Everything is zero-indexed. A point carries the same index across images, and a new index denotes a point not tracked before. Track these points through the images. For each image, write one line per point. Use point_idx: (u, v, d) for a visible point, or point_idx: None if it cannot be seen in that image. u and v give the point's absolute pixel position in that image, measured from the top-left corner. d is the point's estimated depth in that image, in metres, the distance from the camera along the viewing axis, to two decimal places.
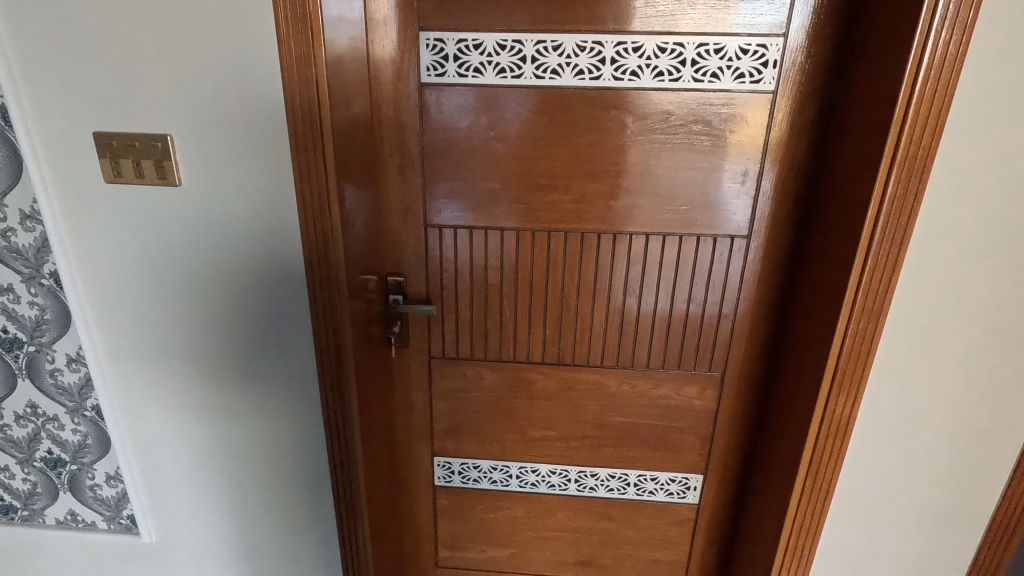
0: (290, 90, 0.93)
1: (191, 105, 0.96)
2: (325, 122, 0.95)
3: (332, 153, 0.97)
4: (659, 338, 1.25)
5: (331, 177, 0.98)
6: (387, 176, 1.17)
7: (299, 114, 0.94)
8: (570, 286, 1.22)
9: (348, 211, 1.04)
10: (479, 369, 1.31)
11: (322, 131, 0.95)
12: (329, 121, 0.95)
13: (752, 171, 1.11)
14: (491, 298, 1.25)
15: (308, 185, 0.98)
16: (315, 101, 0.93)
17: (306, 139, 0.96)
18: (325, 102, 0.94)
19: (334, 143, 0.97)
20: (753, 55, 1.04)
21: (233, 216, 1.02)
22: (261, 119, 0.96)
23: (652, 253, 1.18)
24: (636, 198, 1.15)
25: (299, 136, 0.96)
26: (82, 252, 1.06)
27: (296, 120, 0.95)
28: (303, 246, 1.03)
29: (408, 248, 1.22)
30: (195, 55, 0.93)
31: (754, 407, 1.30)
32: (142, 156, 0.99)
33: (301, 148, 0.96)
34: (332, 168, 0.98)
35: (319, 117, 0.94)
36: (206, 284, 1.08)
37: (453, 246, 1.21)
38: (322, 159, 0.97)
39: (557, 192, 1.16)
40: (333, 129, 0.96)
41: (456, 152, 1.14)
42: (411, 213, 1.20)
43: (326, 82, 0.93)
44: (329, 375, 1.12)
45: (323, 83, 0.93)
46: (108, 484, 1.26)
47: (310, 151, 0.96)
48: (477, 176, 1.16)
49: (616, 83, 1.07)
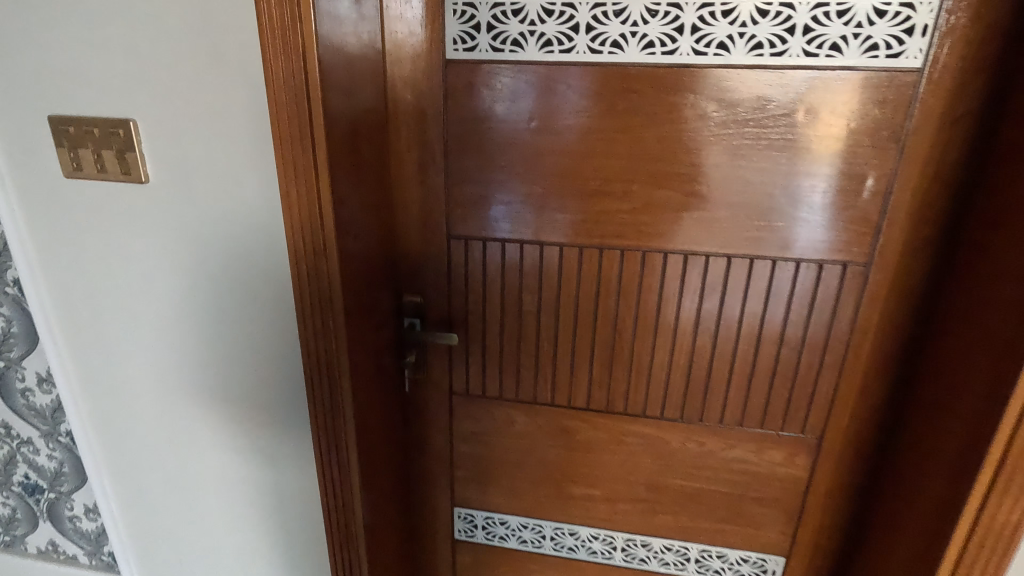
0: (270, 66, 0.72)
1: (156, 81, 0.76)
2: (318, 111, 0.73)
3: (327, 150, 0.76)
4: (738, 387, 0.98)
5: (327, 181, 0.77)
6: (403, 174, 0.96)
7: (284, 99, 0.73)
8: (625, 317, 0.97)
9: (348, 222, 0.84)
10: (508, 412, 1.08)
11: (313, 124, 0.74)
12: (320, 103, 0.73)
13: (881, 178, 0.83)
14: (526, 327, 1.01)
15: (298, 190, 0.78)
16: (306, 82, 0.72)
17: (290, 128, 0.74)
18: (319, 84, 0.72)
19: (330, 138, 0.76)
20: (892, 17, 0.76)
21: (214, 222, 0.84)
22: (237, 100, 0.75)
23: (735, 281, 0.92)
24: (718, 210, 0.88)
25: (282, 126, 0.74)
26: (48, 261, 0.90)
27: (281, 109, 0.74)
28: (291, 261, 0.83)
29: (428, 263, 1.01)
30: (158, 18, 0.73)
31: (859, 480, 1.01)
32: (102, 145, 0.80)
33: (288, 143, 0.75)
34: (328, 169, 0.77)
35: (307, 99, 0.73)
36: (183, 300, 0.90)
37: (482, 262, 0.99)
38: (313, 158, 0.76)
39: (613, 202, 0.91)
40: (329, 120, 0.75)
41: (487, 146, 0.92)
42: (432, 220, 0.98)
43: (318, 59, 0.71)
44: (324, 415, 0.92)
45: (313, 63, 0.71)
46: (87, 517, 1.12)
47: (300, 149, 0.75)
48: (513, 177, 0.93)
49: (697, 60, 0.81)
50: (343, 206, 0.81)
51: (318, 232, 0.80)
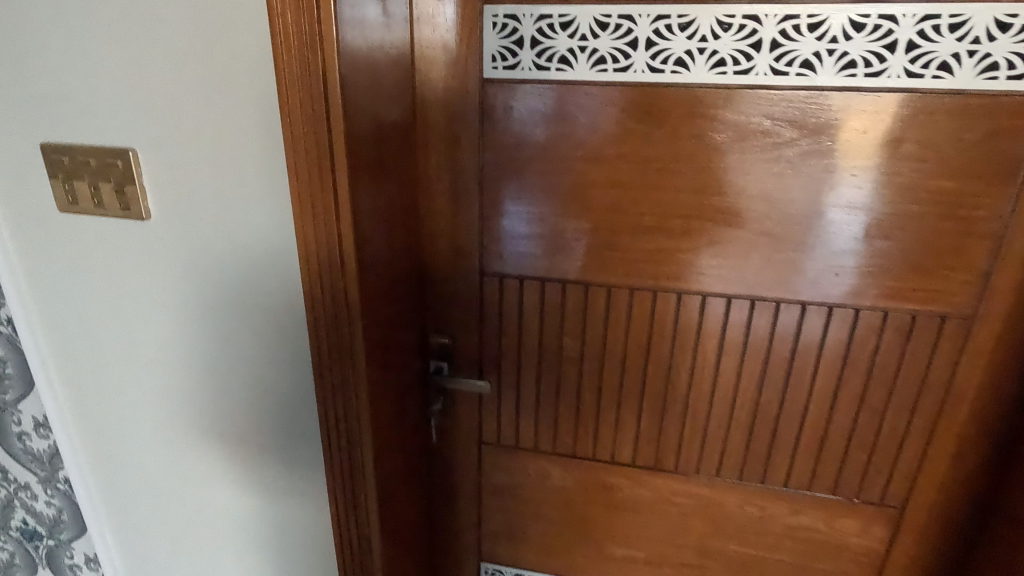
0: (284, 91, 0.62)
1: (156, 108, 0.67)
2: (339, 142, 0.63)
3: (349, 187, 0.65)
4: (807, 448, 0.86)
5: (348, 221, 0.67)
6: (432, 205, 0.86)
7: (300, 128, 0.63)
8: (680, 366, 0.86)
9: (371, 264, 0.73)
10: (544, 465, 0.98)
11: (332, 157, 0.64)
12: (342, 134, 0.63)
13: (990, 219, 0.71)
14: (567, 375, 0.91)
15: (314, 231, 0.68)
16: (325, 109, 0.62)
17: (307, 161, 0.64)
18: (341, 111, 0.62)
19: (352, 173, 0.66)
20: (1016, 32, 0.64)
21: (222, 262, 0.74)
22: (245, 129, 0.66)
23: (810, 331, 0.80)
24: (793, 251, 0.77)
25: (298, 159, 0.64)
26: (44, 301, 0.82)
27: (295, 139, 0.63)
28: (307, 309, 0.73)
29: (457, 302, 0.91)
30: (159, 33, 0.63)
31: (945, 556, 0.88)
32: (99, 176, 0.71)
33: (304, 178, 0.65)
34: (349, 208, 0.66)
35: (327, 129, 0.63)
36: (189, 345, 0.81)
37: (518, 303, 0.88)
38: (333, 195, 0.65)
39: (670, 240, 0.80)
40: (352, 153, 0.65)
41: (528, 176, 0.81)
42: (463, 255, 0.88)
43: (340, 84, 0.61)
44: (343, 475, 0.83)
45: (334, 86, 0.61)
46: (88, 566, 1.05)
47: (317, 185, 0.65)
48: (556, 210, 0.82)
49: (777, 80, 0.70)
50: (365, 247, 0.71)
51: (336, 278, 0.70)
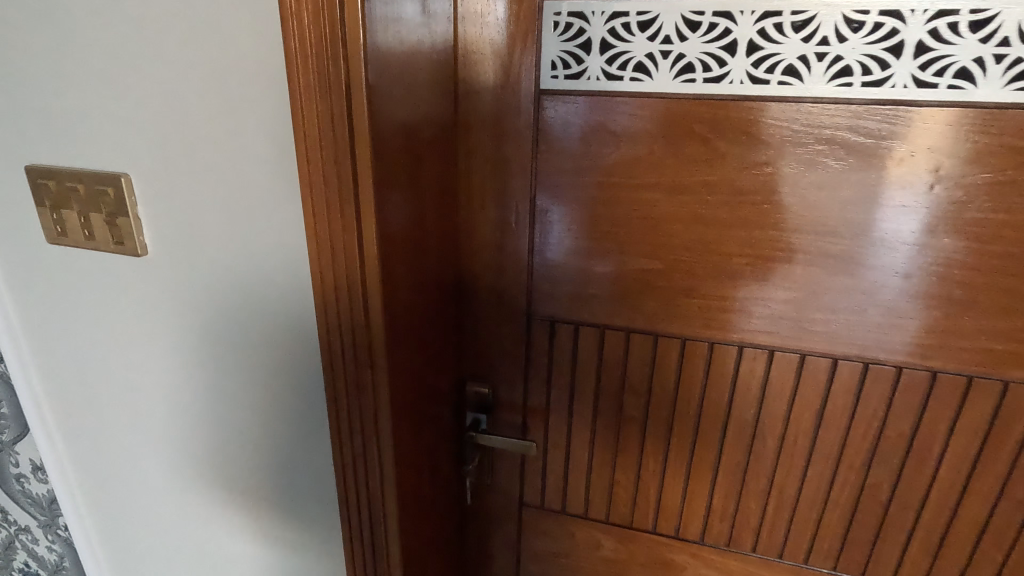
0: (298, 110, 0.50)
1: (150, 127, 0.56)
2: (366, 173, 0.51)
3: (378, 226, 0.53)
4: (923, 541, 0.71)
5: (376, 268, 0.54)
6: (474, 237, 0.73)
7: (319, 155, 0.51)
8: (766, 436, 0.72)
9: (402, 315, 0.61)
10: (595, 534, 0.85)
11: (357, 191, 0.51)
12: (368, 164, 0.50)
13: None
14: (627, 436, 0.77)
15: (335, 279, 0.55)
16: (349, 133, 0.49)
17: (326, 195, 0.52)
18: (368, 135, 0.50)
19: (381, 210, 0.53)
20: None
21: (229, 304, 0.63)
22: (252, 154, 0.54)
23: (939, 405, 0.64)
24: (923, 307, 0.62)
25: (315, 191, 0.52)
26: (38, 339, 0.74)
27: (313, 168, 0.51)
28: (325, 367, 0.61)
29: (500, 347, 0.78)
30: (153, 37, 0.52)
31: None
32: (88, 207, 0.60)
33: (323, 216, 0.53)
34: (377, 252, 0.54)
35: (351, 158, 0.50)
36: (193, 394, 0.71)
37: (572, 352, 0.75)
38: (357, 237, 0.53)
39: (764, 286, 0.65)
40: (381, 185, 0.52)
41: (590, 207, 0.68)
42: (507, 295, 0.75)
43: (368, 102, 0.49)
44: (365, 549, 0.71)
45: (359, 105, 0.48)
46: None
47: (340, 224, 0.53)
48: (623, 248, 0.68)
49: (919, 95, 0.55)
50: (396, 296, 0.59)
51: (360, 335, 0.57)
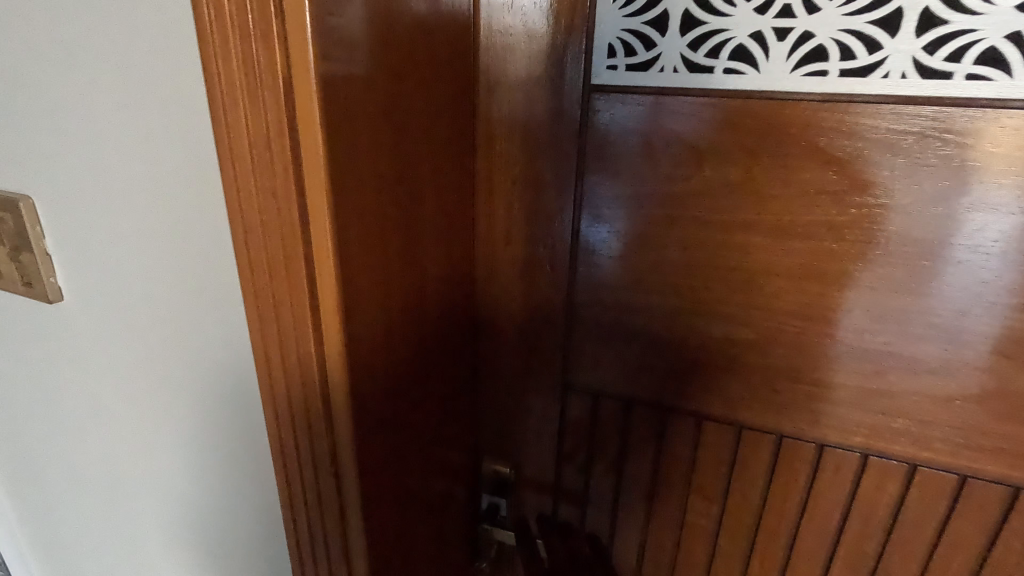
0: (218, 117, 0.33)
1: (43, 136, 0.40)
2: (320, 216, 0.33)
3: (341, 291, 0.35)
4: None
5: (340, 348, 0.37)
6: (496, 284, 0.55)
7: (252, 186, 0.34)
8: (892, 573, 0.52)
9: (388, 402, 0.44)
10: None
11: (309, 239, 0.34)
12: (329, 205, 0.33)
13: None
14: (692, 548, 0.59)
15: (285, 360, 0.38)
16: (293, 154, 0.32)
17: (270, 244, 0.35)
18: (323, 158, 0.32)
19: (347, 268, 0.36)
20: None
21: (156, 375, 0.46)
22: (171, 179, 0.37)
23: None
24: None
25: (252, 238, 0.35)
26: None
27: (245, 207, 0.34)
28: (280, 475, 0.44)
29: (528, 421, 0.60)
30: (26, 8, 0.36)
31: None
32: None
33: (264, 273, 0.36)
34: (342, 328, 0.36)
35: (303, 194, 0.33)
36: (109, 484, 0.54)
37: (622, 437, 0.57)
38: (311, 306, 0.36)
39: (909, 377, 0.45)
40: (344, 235, 0.35)
41: (659, 252, 0.49)
42: (538, 359, 0.57)
43: (325, 109, 0.31)
44: None
45: (306, 112, 0.31)
46: None
47: (285, 287, 0.36)
48: (703, 310, 0.49)
49: None
50: (375, 380, 0.41)
51: (322, 435, 0.40)
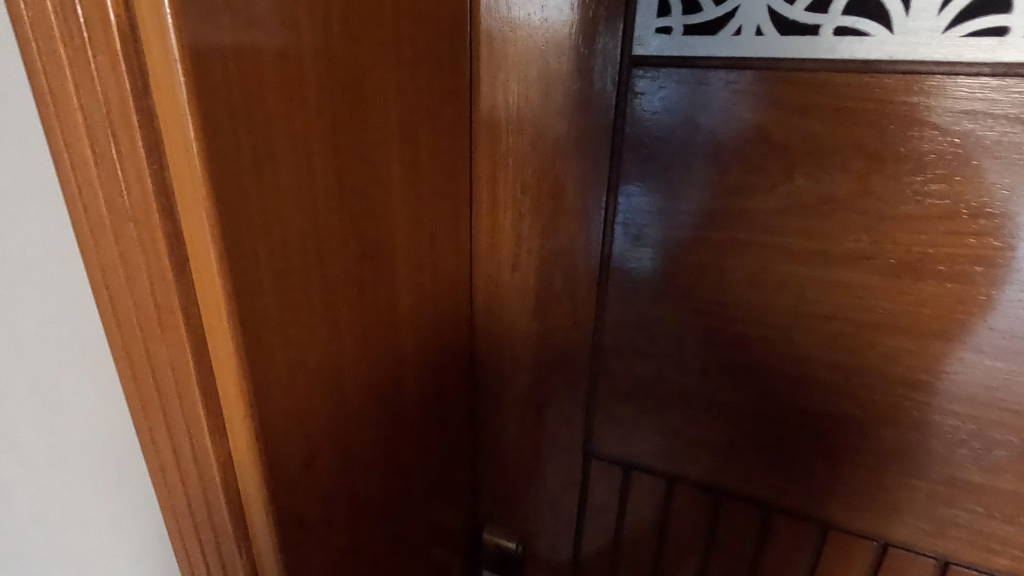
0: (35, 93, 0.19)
1: None
2: (203, 257, 0.21)
3: (246, 366, 0.23)
4: None
5: (250, 448, 0.24)
6: (501, 323, 0.42)
7: (84, 213, 0.20)
8: None
9: (345, 499, 0.31)
10: None
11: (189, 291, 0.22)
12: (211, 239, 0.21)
13: None
14: None
15: (168, 471, 0.25)
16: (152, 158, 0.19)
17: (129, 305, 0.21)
18: (201, 164, 0.19)
19: (254, 334, 0.23)
20: None
21: None
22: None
23: None
24: None
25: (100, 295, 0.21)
26: None
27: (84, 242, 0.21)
28: None
29: (541, 496, 0.47)
30: None
31: None
32: None
33: (117, 343, 0.23)
34: (251, 420, 0.24)
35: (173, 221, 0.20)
36: None
37: (661, 524, 0.44)
38: (202, 391, 0.23)
39: None
40: (243, 285, 0.22)
41: (729, 292, 0.35)
42: (555, 421, 0.43)
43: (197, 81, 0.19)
44: None
45: (171, 88, 0.18)
46: None
47: (156, 366, 0.23)
48: (785, 372, 0.36)
49: None
50: (317, 478, 0.29)
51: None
